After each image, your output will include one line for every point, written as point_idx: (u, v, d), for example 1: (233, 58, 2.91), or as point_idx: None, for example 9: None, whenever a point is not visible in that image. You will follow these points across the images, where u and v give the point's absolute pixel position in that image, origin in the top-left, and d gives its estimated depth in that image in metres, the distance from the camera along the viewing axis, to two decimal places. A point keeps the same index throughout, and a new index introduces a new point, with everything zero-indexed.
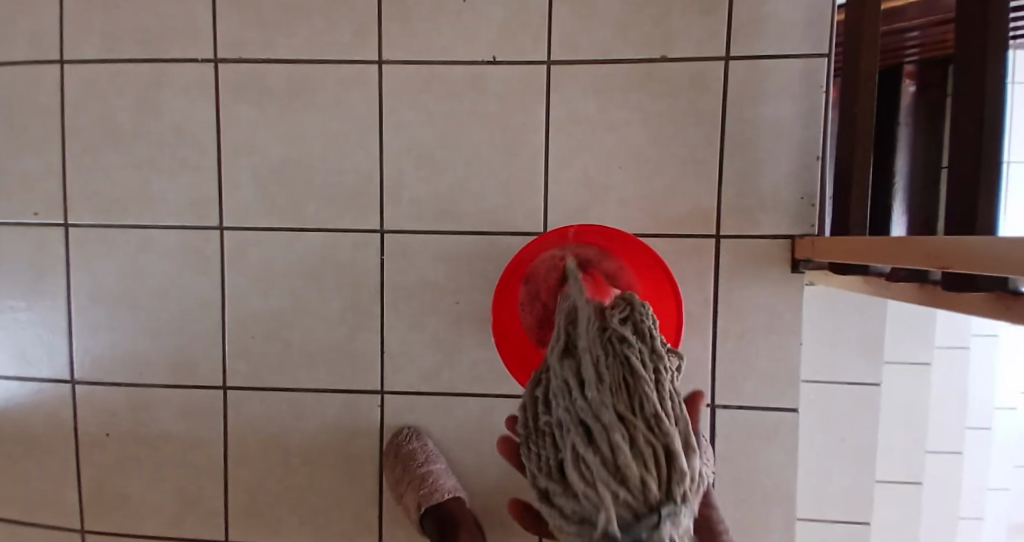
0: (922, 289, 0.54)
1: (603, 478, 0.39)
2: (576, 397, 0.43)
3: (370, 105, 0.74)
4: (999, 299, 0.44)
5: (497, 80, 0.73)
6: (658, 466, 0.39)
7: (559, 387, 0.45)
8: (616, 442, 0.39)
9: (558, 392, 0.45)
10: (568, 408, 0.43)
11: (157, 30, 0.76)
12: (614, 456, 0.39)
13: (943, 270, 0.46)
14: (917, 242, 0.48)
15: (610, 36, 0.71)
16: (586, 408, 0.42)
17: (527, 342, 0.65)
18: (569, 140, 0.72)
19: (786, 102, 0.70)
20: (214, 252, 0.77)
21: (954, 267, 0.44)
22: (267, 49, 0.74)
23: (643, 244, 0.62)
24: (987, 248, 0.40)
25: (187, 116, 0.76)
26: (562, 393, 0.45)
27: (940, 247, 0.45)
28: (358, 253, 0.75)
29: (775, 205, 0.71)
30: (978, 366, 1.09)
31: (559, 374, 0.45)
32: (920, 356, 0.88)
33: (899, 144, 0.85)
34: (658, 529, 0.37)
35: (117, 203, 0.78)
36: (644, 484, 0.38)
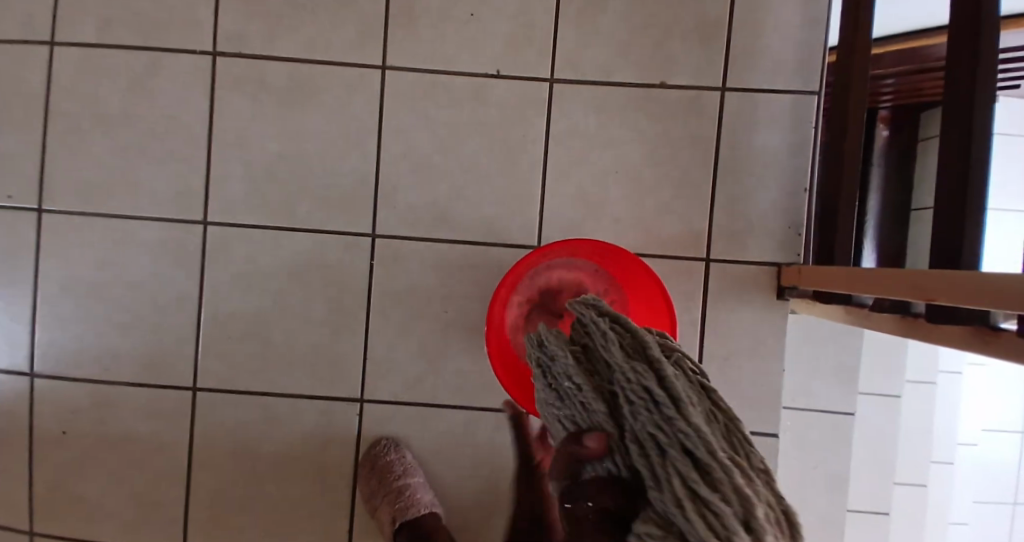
0: (902, 320, 0.55)
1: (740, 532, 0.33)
2: (678, 418, 0.37)
3: (369, 109, 0.74)
4: (980, 334, 0.46)
5: (500, 93, 0.73)
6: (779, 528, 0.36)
7: (641, 399, 0.39)
8: (737, 481, 0.35)
9: (643, 406, 0.39)
10: (665, 428, 0.37)
11: (155, 19, 0.74)
12: (737, 506, 0.34)
13: (927, 302, 0.47)
14: (903, 273, 0.49)
15: (613, 58, 0.73)
16: (694, 434, 0.37)
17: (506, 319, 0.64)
18: (566, 157, 0.73)
19: (777, 135, 0.73)
20: (196, 247, 0.75)
21: (940, 299, 0.45)
22: (268, 46, 0.74)
23: (639, 259, 0.63)
24: (973, 280, 0.41)
25: (179, 107, 0.75)
26: (645, 410, 0.39)
27: (925, 279, 0.47)
28: (346, 256, 0.74)
29: (762, 233, 0.73)
30: (942, 401, 1.12)
31: (642, 384, 0.40)
32: (891, 388, 0.91)
33: (870, 185, 0.92)
34: None
35: (96, 190, 0.76)
36: None
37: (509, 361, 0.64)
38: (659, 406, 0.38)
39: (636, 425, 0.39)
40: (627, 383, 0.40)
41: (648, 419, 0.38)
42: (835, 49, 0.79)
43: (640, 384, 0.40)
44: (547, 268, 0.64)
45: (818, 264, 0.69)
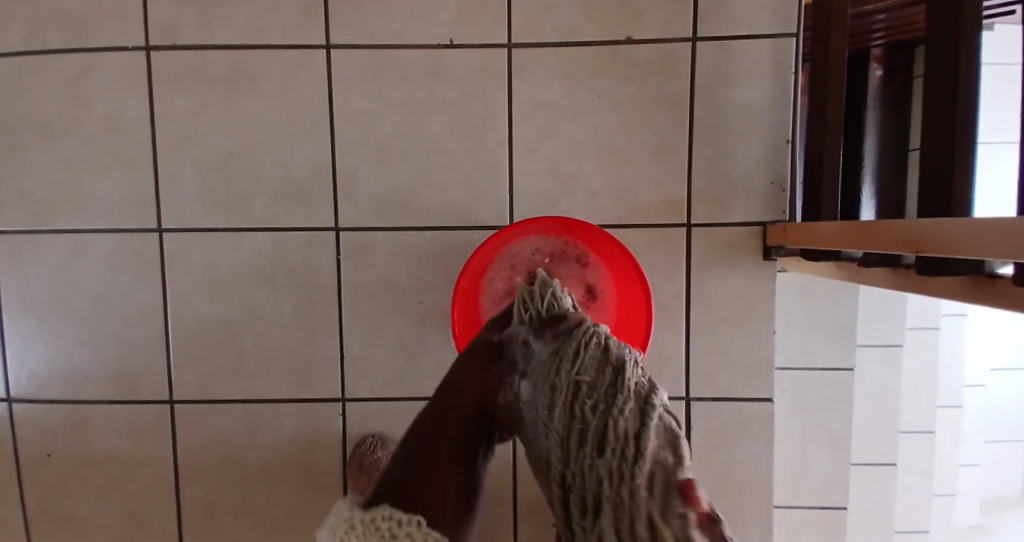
0: (895, 274, 0.52)
1: None
2: (629, 478, 0.36)
3: (319, 95, 0.69)
4: (979, 282, 0.42)
5: (456, 65, 0.69)
6: None
7: (610, 435, 0.37)
8: None
9: (609, 448, 0.37)
10: (613, 482, 0.36)
11: (82, 16, 0.70)
12: None
13: (917, 254, 0.43)
14: (887, 223, 0.46)
15: (573, 17, 0.68)
16: (634, 497, 0.35)
17: (488, 269, 0.62)
18: (532, 128, 0.69)
19: (755, 87, 0.68)
20: (154, 256, 0.72)
21: (934, 250, 0.41)
22: (206, 35, 0.69)
23: (627, 251, 0.61)
24: (964, 231, 0.37)
25: (119, 109, 0.71)
26: (613, 449, 0.37)
27: (916, 230, 0.42)
28: (312, 253, 0.71)
29: (747, 192, 0.69)
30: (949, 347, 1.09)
31: (615, 425, 0.37)
32: (891, 339, 0.88)
33: (866, 129, 0.79)
34: None
35: (46, 205, 0.72)
36: None
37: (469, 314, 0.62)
38: (620, 457, 0.36)
39: (592, 460, 0.38)
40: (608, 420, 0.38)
41: (604, 472, 0.37)
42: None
43: (612, 427, 0.37)
44: (563, 240, 0.61)
45: (804, 220, 0.65)
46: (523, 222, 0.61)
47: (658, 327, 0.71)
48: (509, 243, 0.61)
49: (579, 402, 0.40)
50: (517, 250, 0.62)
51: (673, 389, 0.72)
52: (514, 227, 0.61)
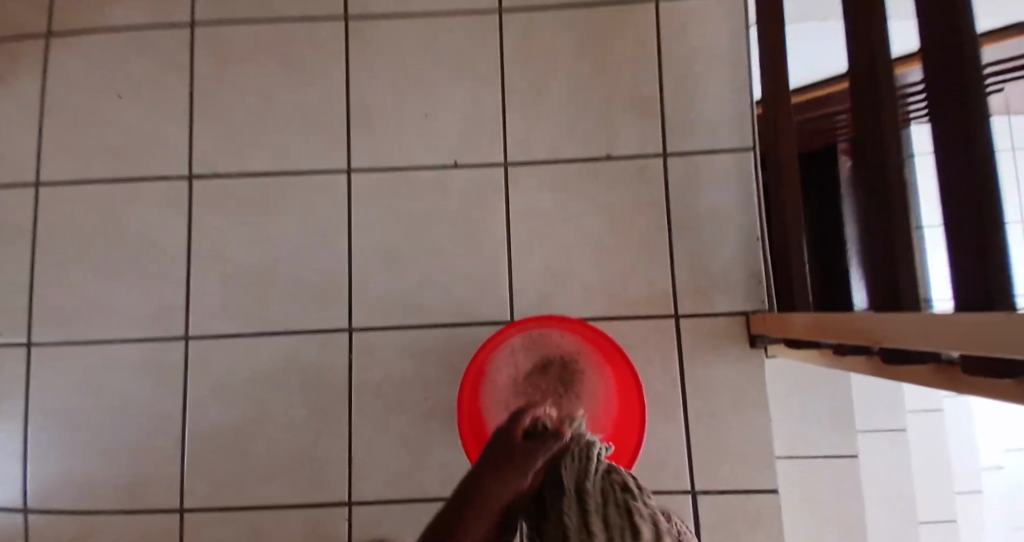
0: (869, 360, 0.56)
1: None
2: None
3: (337, 211, 0.77)
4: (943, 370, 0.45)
5: (460, 181, 0.77)
6: None
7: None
8: None
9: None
10: None
11: (133, 151, 0.80)
12: None
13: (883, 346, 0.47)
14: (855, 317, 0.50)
15: (561, 138, 0.78)
16: None
17: (491, 360, 0.66)
18: (528, 233, 0.76)
19: (725, 191, 0.76)
20: (178, 362, 0.77)
21: (890, 340, 0.45)
22: (240, 164, 0.79)
23: (624, 352, 0.66)
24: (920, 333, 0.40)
25: (158, 229, 0.79)
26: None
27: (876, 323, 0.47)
28: (325, 354, 0.75)
29: (727, 284, 0.75)
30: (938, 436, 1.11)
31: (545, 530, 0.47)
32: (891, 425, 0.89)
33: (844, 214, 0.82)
34: None
35: (83, 318, 0.78)
36: None
37: (473, 415, 0.65)
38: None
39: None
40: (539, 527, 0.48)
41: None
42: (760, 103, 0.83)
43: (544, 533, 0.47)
44: (553, 331, 0.67)
45: (782, 309, 0.70)
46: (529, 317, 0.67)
47: (656, 417, 0.74)
48: (506, 338, 0.67)
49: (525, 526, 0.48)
50: (517, 344, 0.67)
51: (677, 481, 0.73)
52: (516, 325, 0.67)
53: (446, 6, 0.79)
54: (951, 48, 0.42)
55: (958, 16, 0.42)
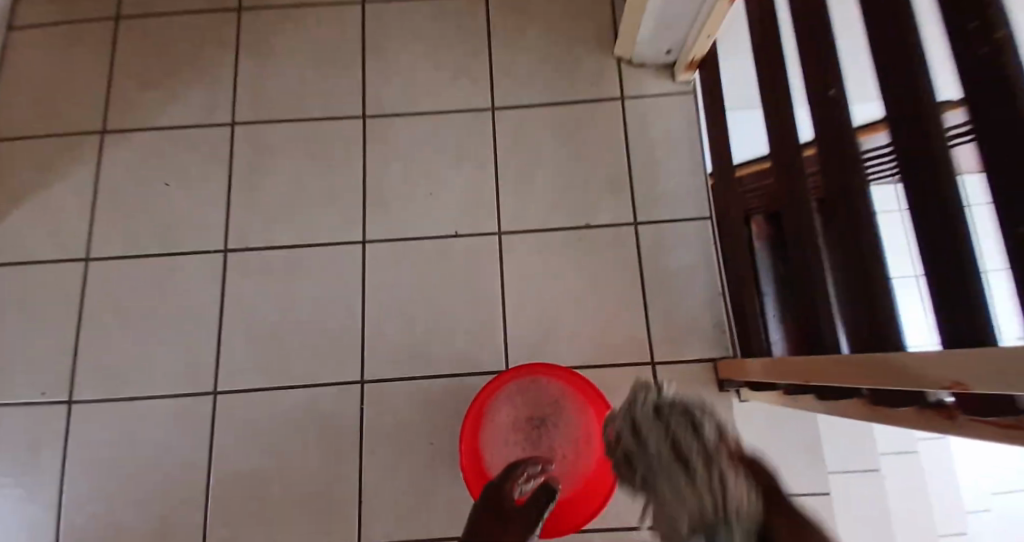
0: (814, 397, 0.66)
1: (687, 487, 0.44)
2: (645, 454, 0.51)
3: (352, 276, 0.88)
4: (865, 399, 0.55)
5: (460, 248, 0.89)
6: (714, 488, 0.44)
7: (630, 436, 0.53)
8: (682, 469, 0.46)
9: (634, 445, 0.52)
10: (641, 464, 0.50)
11: (175, 228, 0.92)
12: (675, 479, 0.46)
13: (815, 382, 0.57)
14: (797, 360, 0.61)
15: (547, 210, 0.90)
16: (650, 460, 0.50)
17: (486, 408, 0.74)
18: (520, 292, 0.87)
19: (689, 253, 0.88)
20: (206, 415, 0.85)
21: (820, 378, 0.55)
22: (268, 237, 0.90)
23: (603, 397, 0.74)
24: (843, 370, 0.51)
25: (194, 295, 0.89)
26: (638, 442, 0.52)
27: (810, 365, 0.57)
28: (339, 404, 0.84)
29: (696, 334, 0.85)
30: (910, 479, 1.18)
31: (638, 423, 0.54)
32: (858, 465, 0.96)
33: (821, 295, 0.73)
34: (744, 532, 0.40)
35: (122, 378, 0.88)
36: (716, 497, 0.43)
37: (472, 457, 0.73)
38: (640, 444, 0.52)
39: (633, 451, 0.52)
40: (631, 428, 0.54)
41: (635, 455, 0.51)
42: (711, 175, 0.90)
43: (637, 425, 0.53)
44: (539, 380, 0.75)
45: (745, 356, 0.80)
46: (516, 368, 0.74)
47: None
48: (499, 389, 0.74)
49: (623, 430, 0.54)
50: (508, 393, 0.75)
51: None
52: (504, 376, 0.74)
53: (447, 101, 0.93)
54: (835, 149, 0.54)
55: (838, 123, 0.54)
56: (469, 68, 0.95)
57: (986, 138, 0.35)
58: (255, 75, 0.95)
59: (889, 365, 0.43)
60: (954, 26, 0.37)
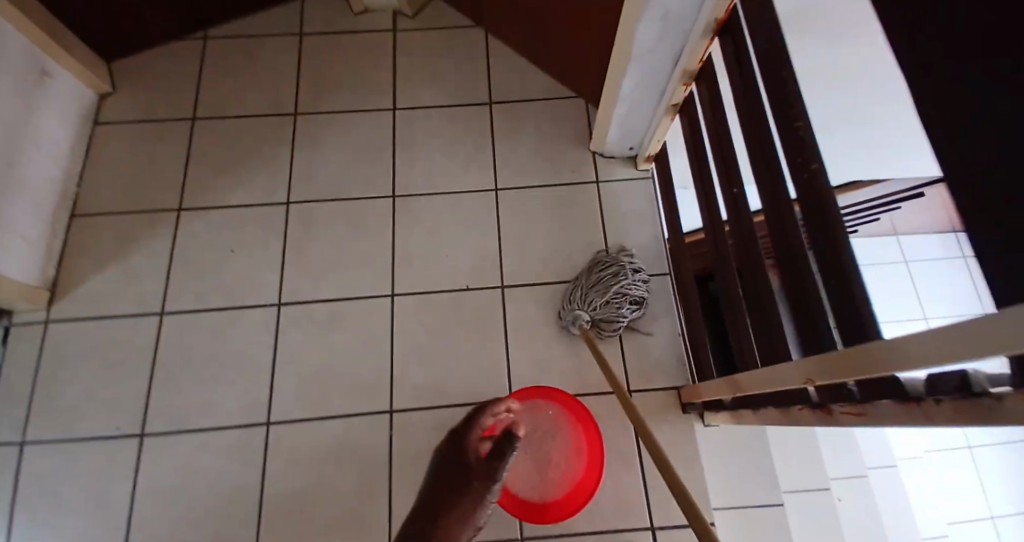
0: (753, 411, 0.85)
1: (599, 300, 1.01)
2: (596, 267, 1.04)
3: (383, 324, 1.08)
4: (781, 408, 0.75)
5: (472, 299, 1.09)
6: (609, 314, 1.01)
7: (596, 268, 1.03)
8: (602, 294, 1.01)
9: (593, 272, 1.03)
10: (593, 272, 1.03)
11: (236, 287, 1.12)
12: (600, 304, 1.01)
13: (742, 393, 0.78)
14: (733, 378, 0.81)
15: (542, 267, 1.11)
16: (593, 270, 1.04)
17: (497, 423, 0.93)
18: (522, 335, 1.07)
19: (656, 300, 1.09)
20: (259, 443, 1.02)
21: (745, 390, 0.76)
22: (315, 293, 1.10)
23: (592, 417, 0.93)
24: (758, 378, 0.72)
25: (252, 342, 1.08)
26: (596, 271, 1.03)
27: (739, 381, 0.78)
28: (373, 431, 1.02)
29: (665, 367, 1.05)
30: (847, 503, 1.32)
31: (608, 267, 1.02)
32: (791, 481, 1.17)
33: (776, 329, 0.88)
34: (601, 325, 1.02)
35: (188, 413, 1.05)
36: (604, 321, 1.02)
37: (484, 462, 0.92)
38: (600, 268, 1.03)
39: (592, 276, 1.03)
40: (604, 263, 1.03)
41: (592, 271, 1.04)
42: (666, 239, 1.13)
43: (603, 263, 1.03)
44: (540, 402, 0.95)
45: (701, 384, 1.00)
46: (523, 392, 0.94)
47: (618, 470, 0.99)
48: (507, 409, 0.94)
49: (596, 267, 1.04)
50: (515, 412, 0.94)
51: (640, 519, 0.97)
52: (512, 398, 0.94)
53: (461, 183, 1.17)
54: (744, 226, 0.78)
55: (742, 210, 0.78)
56: (478, 157, 1.19)
57: (819, 232, 0.57)
58: (305, 163, 1.19)
59: (782, 371, 0.64)
60: (790, 161, 0.61)
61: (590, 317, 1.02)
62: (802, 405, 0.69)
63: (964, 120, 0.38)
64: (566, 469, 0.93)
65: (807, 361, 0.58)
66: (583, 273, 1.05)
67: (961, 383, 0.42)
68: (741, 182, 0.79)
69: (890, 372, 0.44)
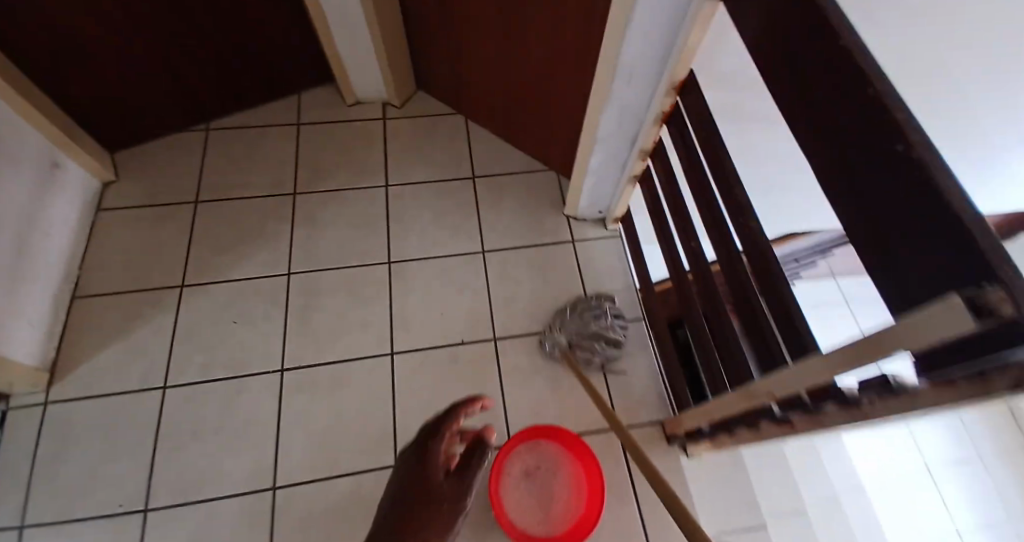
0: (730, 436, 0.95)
1: (584, 329, 1.17)
2: (587, 304, 1.20)
3: (384, 382, 1.15)
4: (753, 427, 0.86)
5: (467, 353, 1.18)
6: (589, 344, 1.16)
7: (587, 303, 1.20)
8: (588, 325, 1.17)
9: (582, 306, 1.20)
10: (584, 305, 1.20)
11: (240, 357, 1.18)
12: (584, 333, 1.17)
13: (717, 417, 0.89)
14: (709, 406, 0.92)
15: (528, 321, 1.22)
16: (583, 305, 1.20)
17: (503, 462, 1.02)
18: (515, 383, 1.15)
19: (633, 344, 1.21)
20: (267, 507, 1.05)
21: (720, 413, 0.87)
22: (318, 357, 1.18)
23: (589, 450, 1.03)
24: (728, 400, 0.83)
25: (257, 408, 1.13)
26: (586, 306, 1.20)
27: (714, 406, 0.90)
28: (379, 486, 1.06)
29: (647, 404, 1.15)
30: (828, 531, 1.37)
31: (597, 303, 1.20)
32: None
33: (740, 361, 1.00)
34: (579, 351, 1.16)
35: (193, 483, 1.08)
36: (580, 347, 1.16)
37: (494, 501, 0.98)
38: (589, 304, 1.20)
39: (584, 309, 1.19)
40: (595, 302, 1.20)
41: (583, 305, 1.20)
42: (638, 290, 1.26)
43: (593, 300, 1.20)
44: (541, 441, 1.04)
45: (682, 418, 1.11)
46: (524, 431, 1.03)
47: (613, 505, 1.07)
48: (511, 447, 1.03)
49: (587, 302, 1.20)
50: (519, 451, 1.03)
51: None
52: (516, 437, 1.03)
53: (449, 248, 1.29)
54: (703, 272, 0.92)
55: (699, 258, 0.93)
56: (463, 225, 1.31)
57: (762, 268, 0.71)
58: (304, 239, 1.29)
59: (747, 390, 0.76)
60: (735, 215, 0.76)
61: (572, 340, 1.16)
62: (769, 421, 0.80)
63: (845, 170, 0.53)
64: (570, 501, 1.00)
65: (766, 379, 0.70)
66: (573, 306, 1.20)
67: (882, 383, 0.54)
68: (697, 235, 0.94)
69: (827, 377, 0.56)
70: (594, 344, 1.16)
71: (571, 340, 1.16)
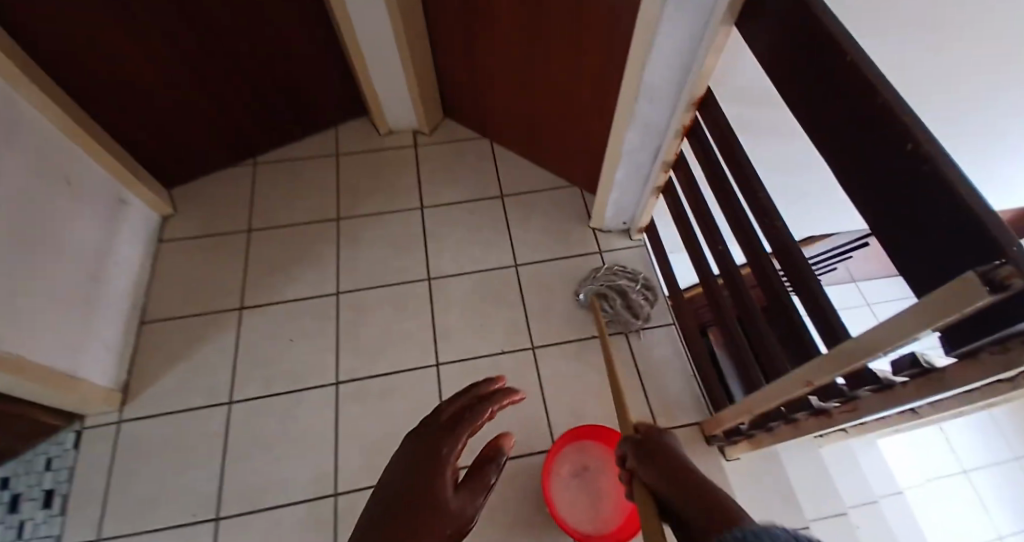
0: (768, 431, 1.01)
1: (616, 286, 1.32)
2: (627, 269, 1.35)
3: (432, 391, 1.23)
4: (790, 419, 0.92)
5: (507, 361, 1.26)
6: (615, 298, 1.31)
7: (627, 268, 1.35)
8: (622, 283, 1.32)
9: (620, 268, 1.35)
10: (624, 269, 1.34)
11: (297, 373, 1.27)
12: (615, 290, 1.32)
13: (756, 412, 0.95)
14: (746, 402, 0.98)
15: (564, 329, 1.29)
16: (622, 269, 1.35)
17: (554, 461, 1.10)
18: (555, 388, 1.23)
19: (665, 347, 1.28)
20: (330, 512, 1.13)
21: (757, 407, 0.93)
22: (370, 371, 1.26)
23: None
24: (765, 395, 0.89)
25: (316, 420, 1.22)
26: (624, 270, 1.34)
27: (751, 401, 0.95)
28: None
29: (682, 403, 1.22)
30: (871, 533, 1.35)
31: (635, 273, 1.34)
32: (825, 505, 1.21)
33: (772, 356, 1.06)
34: (605, 302, 1.31)
35: (260, 492, 1.16)
36: (606, 298, 1.31)
37: (547, 497, 1.06)
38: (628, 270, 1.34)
39: (624, 270, 1.34)
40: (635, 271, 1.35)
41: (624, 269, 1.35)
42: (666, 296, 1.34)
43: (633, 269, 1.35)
44: (587, 440, 1.12)
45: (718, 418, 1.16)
46: (571, 431, 1.12)
47: None
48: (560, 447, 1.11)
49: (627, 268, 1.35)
50: (567, 450, 1.11)
51: None
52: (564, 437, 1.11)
53: (486, 264, 1.37)
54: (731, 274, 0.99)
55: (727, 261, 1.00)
56: (498, 242, 1.40)
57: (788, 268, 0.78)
58: (349, 261, 1.39)
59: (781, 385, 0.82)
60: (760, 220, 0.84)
61: (601, 289, 1.31)
62: (805, 413, 0.86)
63: (858, 167, 0.60)
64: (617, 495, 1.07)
65: (801, 370, 0.76)
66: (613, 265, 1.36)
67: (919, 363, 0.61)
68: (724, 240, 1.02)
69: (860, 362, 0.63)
70: (619, 301, 1.30)
71: (601, 289, 1.32)
